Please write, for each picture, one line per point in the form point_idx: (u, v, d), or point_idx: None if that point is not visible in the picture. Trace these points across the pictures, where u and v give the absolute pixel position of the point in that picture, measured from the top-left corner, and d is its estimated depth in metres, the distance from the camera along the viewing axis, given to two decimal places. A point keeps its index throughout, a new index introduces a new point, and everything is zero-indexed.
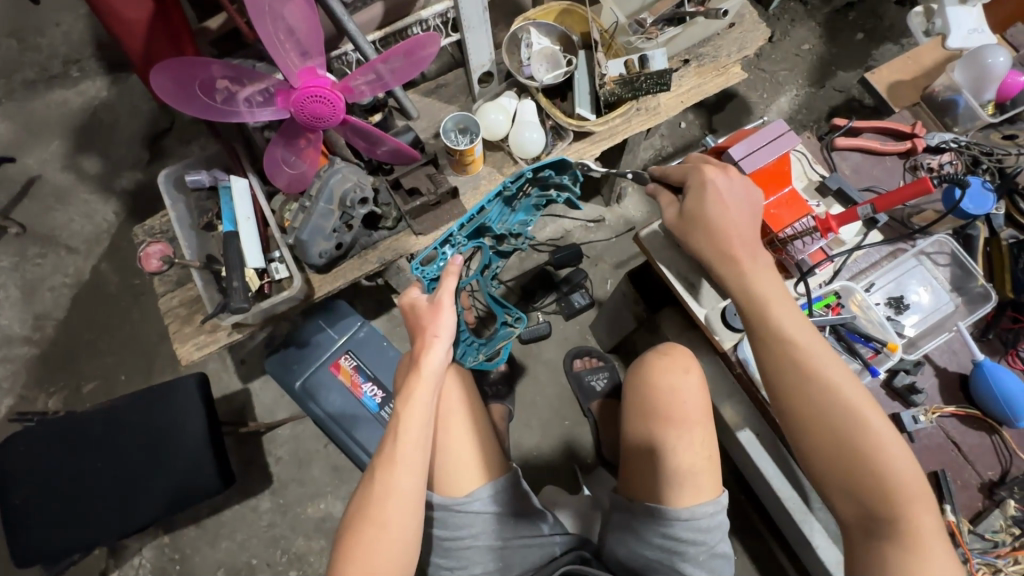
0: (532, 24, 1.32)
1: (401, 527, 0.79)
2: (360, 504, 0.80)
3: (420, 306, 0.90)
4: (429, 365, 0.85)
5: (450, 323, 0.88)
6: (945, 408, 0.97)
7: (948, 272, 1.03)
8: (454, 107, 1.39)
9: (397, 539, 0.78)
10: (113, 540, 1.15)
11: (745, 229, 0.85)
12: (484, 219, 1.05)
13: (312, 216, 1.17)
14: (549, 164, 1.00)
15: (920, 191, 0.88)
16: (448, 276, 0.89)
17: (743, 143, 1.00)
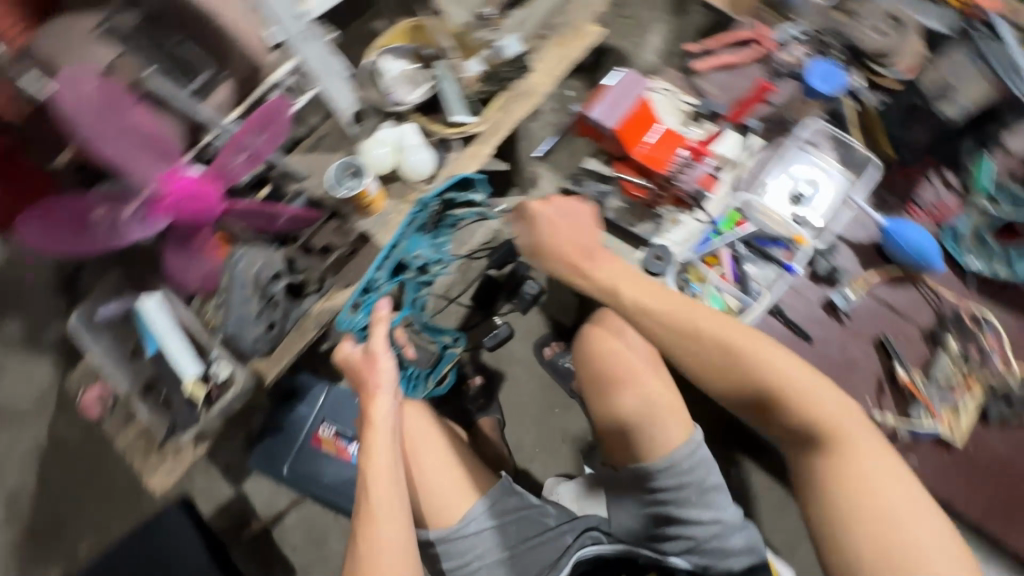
0: (382, 52, 1.32)
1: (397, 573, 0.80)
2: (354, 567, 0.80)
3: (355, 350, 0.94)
4: (381, 414, 0.87)
5: (389, 369, 0.90)
6: (869, 277, 1.00)
7: (834, 153, 1.08)
8: (339, 154, 1.39)
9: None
10: None
11: (584, 235, 0.93)
12: (401, 253, 1.30)
13: (233, 305, 1.17)
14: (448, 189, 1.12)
15: None
16: (377, 323, 0.93)
17: (602, 100, 1.01)
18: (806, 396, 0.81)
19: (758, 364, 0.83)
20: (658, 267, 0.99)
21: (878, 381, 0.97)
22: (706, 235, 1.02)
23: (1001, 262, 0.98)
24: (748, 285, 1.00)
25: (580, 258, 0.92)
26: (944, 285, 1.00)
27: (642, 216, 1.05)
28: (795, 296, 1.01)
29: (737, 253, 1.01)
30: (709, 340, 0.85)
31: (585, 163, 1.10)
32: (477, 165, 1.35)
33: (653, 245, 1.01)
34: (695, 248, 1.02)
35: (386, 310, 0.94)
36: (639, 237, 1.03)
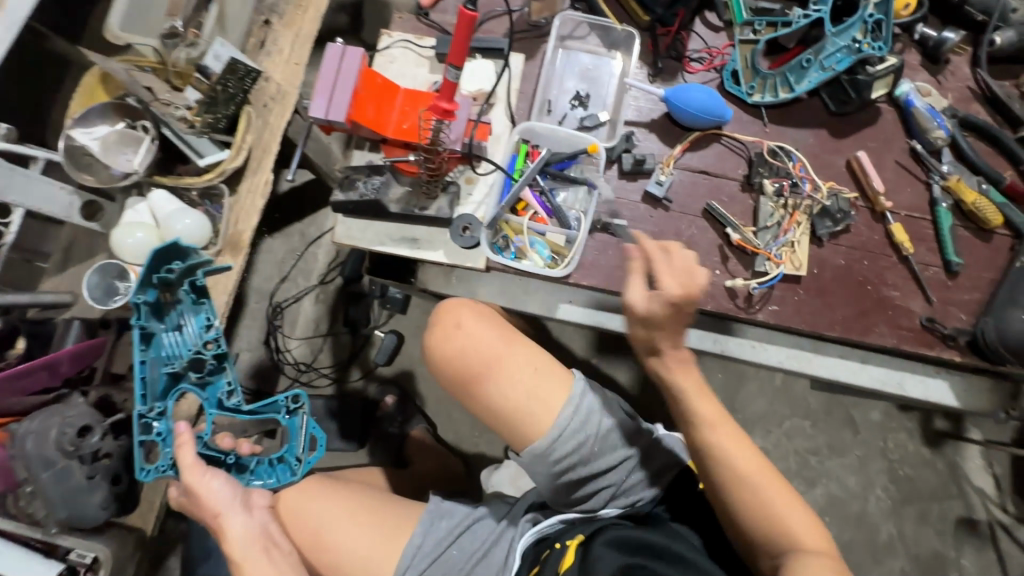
0: (72, 123, 1.07)
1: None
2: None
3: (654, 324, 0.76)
4: (236, 538, 0.81)
5: (219, 490, 0.82)
6: (674, 153, 0.96)
7: (596, 39, 1.01)
8: (100, 255, 1.16)
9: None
10: None
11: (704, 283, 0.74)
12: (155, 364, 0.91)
13: (47, 489, 0.97)
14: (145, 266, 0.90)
15: (468, 22, 0.72)
16: (182, 448, 0.83)
17: (318, 90, 0.86)
18: (765, 496, 0.73)
19: (717, 451, 0.76)
20: (469, 240, 0.91)
21: (719, 249, 0.95)
22: (504, 183, 0.93)
23: (781, 85, 0.96)
24: (565, 216, 0.92)
25: (676, 320, 0.76)
26: (741, 131, 0.98)
27: (432, 193, 0.92)
28: (615, 203, 0.96)
29: (541, 188, 0.93)
30: (759, 486, 0.74)
31: (353, 160, 0.96)
32: (262, 201, 1.16)
33: (458, 215, 0.92)
34: (499, 200, 0.93)
35: (190, 428, 0.86)
36: (438, 216, 0.91)
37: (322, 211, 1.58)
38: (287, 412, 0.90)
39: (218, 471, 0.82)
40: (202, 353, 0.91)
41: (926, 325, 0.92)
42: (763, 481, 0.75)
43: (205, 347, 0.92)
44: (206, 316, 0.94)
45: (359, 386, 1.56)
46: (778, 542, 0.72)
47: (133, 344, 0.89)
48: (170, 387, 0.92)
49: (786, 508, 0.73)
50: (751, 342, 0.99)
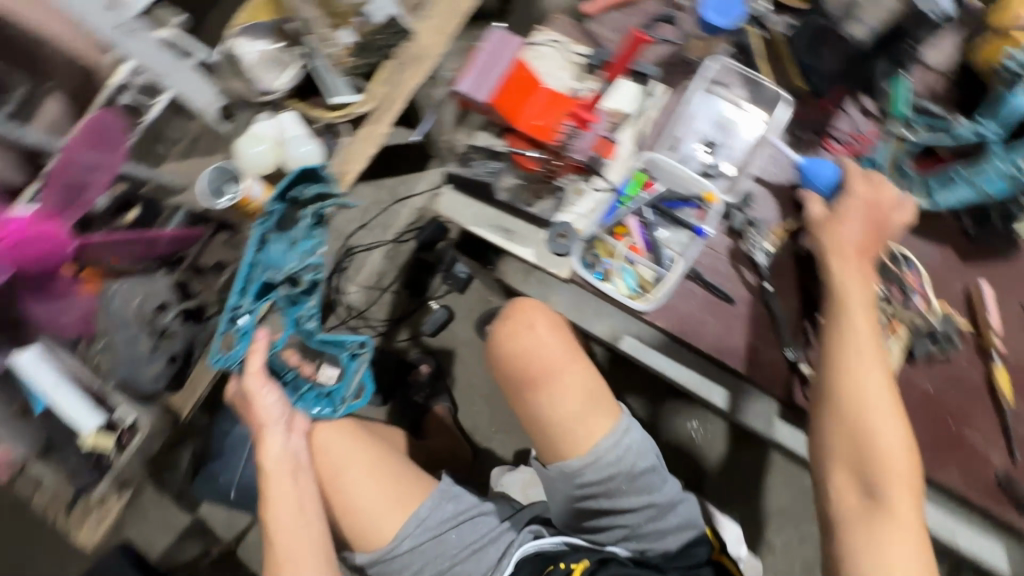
0: (238, 32, 1.15)
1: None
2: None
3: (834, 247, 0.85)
4: (273, 458, 0.83)
5: (270, 404, 0.86)
6: (787, 225, 0.94)
7: (743, 91, 0.99)
8: (218, 156, 1.24)
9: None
10: None
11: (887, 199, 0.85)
12: (261, 267, 0.89)
13: (119, 347, 1.07)
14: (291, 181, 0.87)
15: None
16: (256, 353, 0.86)
17: (471, 69, 0.90)
18: (879, 420, 0.76)
19: (853, 378, 0.78)
20: (561, 247, 0.90)
21: (801, 333, 0.92)
22: (612, 204, 0.93)
23: (920, 189, 0.91)
24: (661, 254, 0.92)
25: (872, 238, 0.84)
26: None
27: (540, 193, 0.95)
28: (711, 256, 0.95)
29: (646, 220, 0.92)
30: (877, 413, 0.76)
31: (473, 139, 0.98)
32: (376, 147, 1.23)
33: (557, 222, 0.91)
34: (601, 220, 0.92)
35: (263, 340, 0.88)
36: (539, 218, 0.92)
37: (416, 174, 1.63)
38: (351, 355, 1.02)
39: (276, 387, 0.87)
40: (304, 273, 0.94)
41: (1002, 483, 0.86)
42: (884, 420, 0.75)
43: (304, 269, 0.94)
44: (314, 243, 0.95)
45: (400, 348, 1.60)
46: (878, 481, 0.75)
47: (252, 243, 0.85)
48: (262, 291, 0.91)
49: (892, 455, 0.75)
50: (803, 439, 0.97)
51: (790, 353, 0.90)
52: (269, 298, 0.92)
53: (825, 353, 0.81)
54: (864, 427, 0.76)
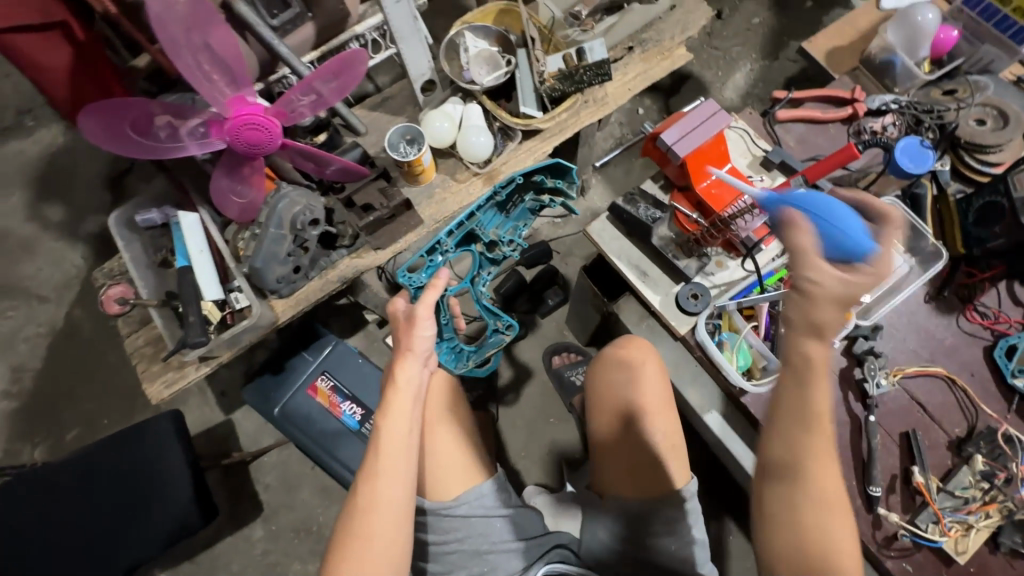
0: (468, 28, 1.31)
1: (389, 541, 0.77)
2: (346, 521, 0.78)
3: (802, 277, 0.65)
4: (404, 378, 0.84)
5: (426, 337, 0.85)
6: (906, 369, 0.96)
7: (900, 233, 1.04)
8: (402, 119, 1.38)
9: (382, 554, 0.76)
10: None
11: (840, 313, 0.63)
12: (474, 224, 1.12)
13: (264, 242, 1.17)
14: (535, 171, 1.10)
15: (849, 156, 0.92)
16: (433, 288, 0.88)
17: (676, 126, 0.99)
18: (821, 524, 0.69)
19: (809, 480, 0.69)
20: (692, 306, 0.98)
21: (891, 477, 0.93)
22: (750, 285, 0.98)
23: None
24: (779, 346, 0.97)
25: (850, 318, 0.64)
26: (982, 399, 0.96)
27: (688, 251, 1.00)
28: None
29: (777, 313, 0.96)
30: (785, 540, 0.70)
31: (642, 185, 1.06)
32: (534, 160, 1.35)
33: (691, 282, 0.99)
34: (733, 296, 0.98)
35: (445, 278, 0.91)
36: (681, 272, 0.99)
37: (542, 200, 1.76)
38: (494, 330, 1.12)
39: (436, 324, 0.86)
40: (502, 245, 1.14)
41: None
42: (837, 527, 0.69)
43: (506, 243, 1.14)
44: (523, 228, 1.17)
45: None
46: None
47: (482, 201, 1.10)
48: (465, 242, 1.14)
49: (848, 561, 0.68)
50: None
51: (875, 489, 0.90)
52: (465, 248, 1.13)
53: (778, 452, 0.70)
54: (807, 488, 0.69)
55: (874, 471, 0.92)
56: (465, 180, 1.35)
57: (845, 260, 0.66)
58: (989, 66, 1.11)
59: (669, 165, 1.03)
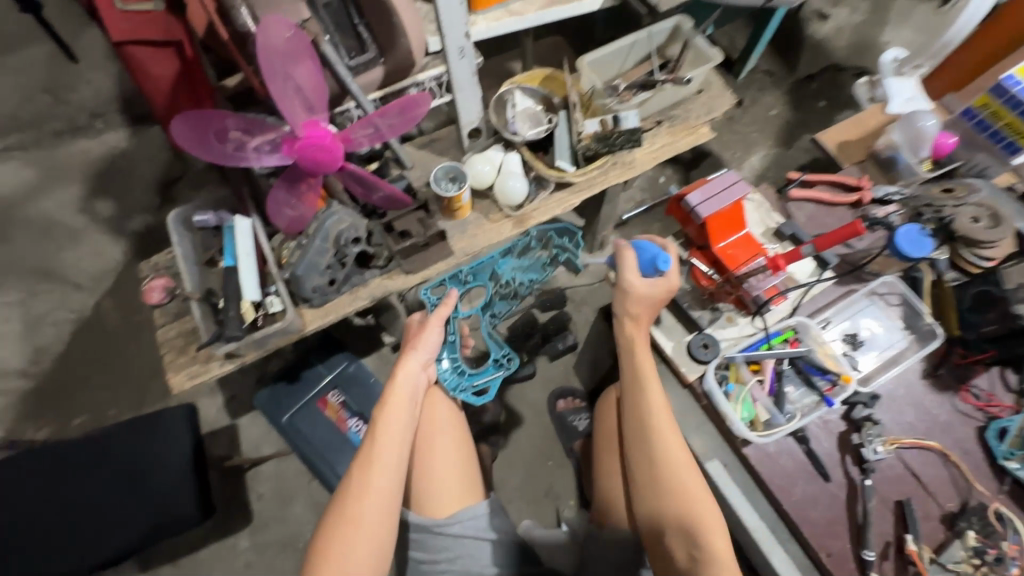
0: (518, 87, 1.47)
1: (375, 525, 0.84)
2: (338, 504, 0.85)
3: (629, 314, 0.99)
4: (405, 373, 0.98)
5: (430, 341, 1.02)
6: (902, 439, 1.01)
7: (899, 311, 1.12)
8: (446, 159, 1.51)
9: (366, 535, 0.83)
10: (91, 566, 1.18)
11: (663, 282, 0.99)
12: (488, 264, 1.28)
13: (309, 252, 1.25)
14: (550, 230, 1.51)
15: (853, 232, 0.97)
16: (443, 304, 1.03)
17: (700, 190, 1.07)
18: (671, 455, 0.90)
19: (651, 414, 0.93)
20: (701, 354, 1.04)
21: (885, 543, 0.95)
22: (757, 341, 1.05)
23: None
24: (784, 403, 1.01)
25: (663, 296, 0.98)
26: (975, 476, 1.00)
27: (702, 304, 1.09)
28: (823, 431, 1.02)
29: (781, 370, 1.03)
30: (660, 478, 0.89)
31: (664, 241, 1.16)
32: (560, 211, 1.47)
33: (703, 333, 1.06)
34: (742, 350, 1.04)
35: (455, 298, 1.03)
36: (694, 322, 1.06)
37: None
38: (495, 362, 1.11)
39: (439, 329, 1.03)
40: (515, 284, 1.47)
41: None
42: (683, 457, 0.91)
43: None
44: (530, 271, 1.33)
45: None
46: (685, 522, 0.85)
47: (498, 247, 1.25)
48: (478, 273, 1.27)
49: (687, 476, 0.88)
50: None
51: (869, 553, 0.92)
52: (480, 279, 1.45)
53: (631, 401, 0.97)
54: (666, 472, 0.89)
55: (869, 535, 0.94)
56: (497, 221, 1.46)
57: (659, 271, 0.99)
58: (983, 171, 1.24)
59: (690, 225, 1.11)
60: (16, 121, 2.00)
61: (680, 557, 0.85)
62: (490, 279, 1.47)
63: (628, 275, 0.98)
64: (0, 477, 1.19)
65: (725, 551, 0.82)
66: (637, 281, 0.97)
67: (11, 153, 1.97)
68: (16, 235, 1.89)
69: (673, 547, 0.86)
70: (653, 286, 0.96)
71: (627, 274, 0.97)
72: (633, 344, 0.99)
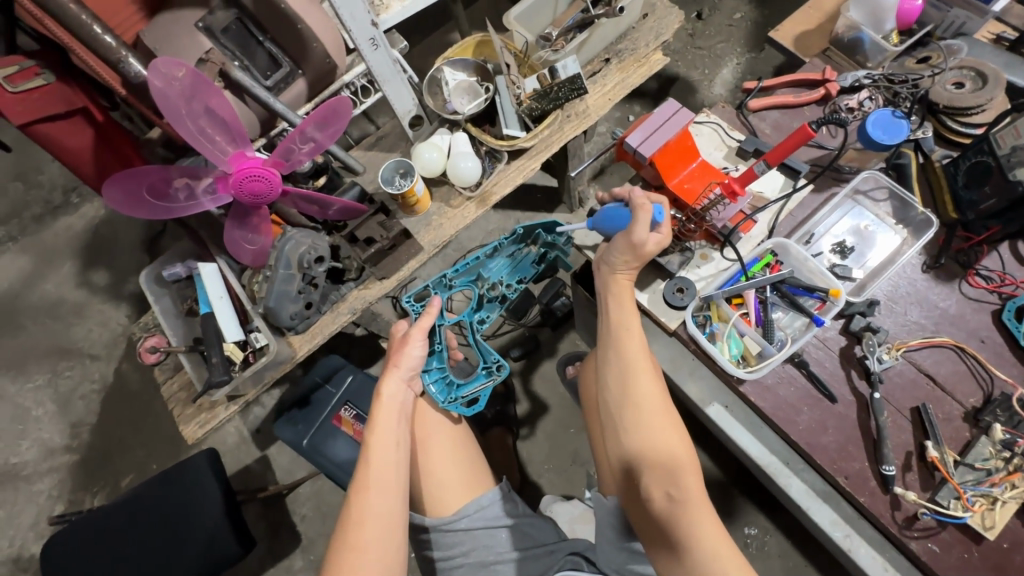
0: (446, 63, 1.40)
1: (380, 547, 0.81)
2: (339, 530, 0.83)
3: (618, 267, 0.92)
4: (389, 390, 0.93)
5: (415, 356, 0.97)
6: (909, 342, 0.94)
7: (889, 206, 1.03)
8: (396, 155, 1.46)
9: (375, 559, 0.80)
10: None
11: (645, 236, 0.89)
12: (481, 268, 1.15)
13: (275, 282, 1.25)
14: (536, 226, 1.14)
15: (803, 139, 0.88)
16: (428, 315, 0.99)
17: (638, 130, 1.03)
18: (656, 422, 0.85)
19: (635, 381, 0.87)
20: (678, 300, 0.99)
21: (907, 454, 0.90)
22: (734, 274, 0.99)
23: None
24: (773, 332, 0.95)
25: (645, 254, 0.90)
26: (995, 364, 0.93)
27: (671, 247, 1.02)
28: (822, 351, 0.96)
29: (765, 297, 0.96)
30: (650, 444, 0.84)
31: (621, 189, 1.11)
32: (523, 178, 1.41)
33: (676, 277, 1.00)
34: (720, 286, 0.99)
35: (439, 305, 1.01)
36: (665, 269, 1.01)
37: (543, 214, 1.81)
38: (484, 369, 1.03)
39: (422, 343, 0.97)
40: (501, 284, 1.15)
41: None
42: (669, 423, 0.85)
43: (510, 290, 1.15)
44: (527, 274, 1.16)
45: None
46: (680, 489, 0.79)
47: (488, 247, 1.14)
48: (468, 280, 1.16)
49: (678, 442, 0.84)
50: (883, 565, 0.90)
51: (888, 467, 0.87)
52: (464, 283, 1.14)
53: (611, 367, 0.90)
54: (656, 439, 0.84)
55: (885, 449, 0.89)
56: (459, 205, 1.41)
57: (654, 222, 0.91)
58: (962, 28, 1.11)
59: (643, 168, 1.05)
60: None
61: (656, 500, 0.80)
62: (476, 284, 1.15)
63: (642, 231, 0.88)
64: (50, 552, 1.23)
65: (700, 490, 0.79)
66: (651, 238, 0.89)
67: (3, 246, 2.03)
68: (26, 323, 1.96)
69: (650, 490, 0.81)
70: (659, 242, 0.90)
71: (645, 231, 0.87)
72: (610, 292, 0.94)
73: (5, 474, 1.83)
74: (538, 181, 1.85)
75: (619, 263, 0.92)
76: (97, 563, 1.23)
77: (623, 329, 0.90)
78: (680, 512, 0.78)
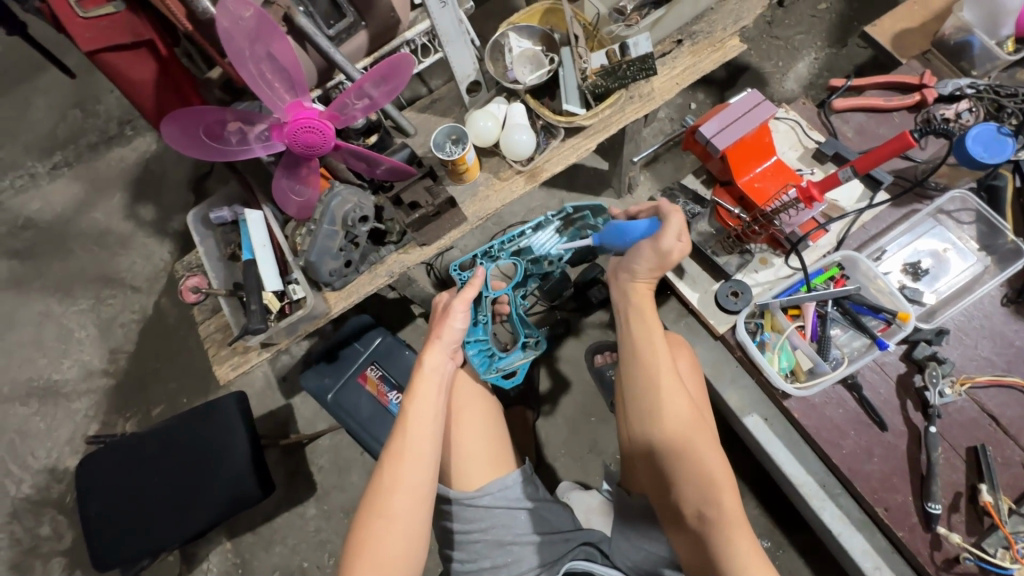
0: (512, 28, 1.33)
1: (410, 518, 0.82)
2: (370, 496, 0.84)
3: (640, 275, 0.91)
4: (431, 361, 0.93)
5: (456, 330, 0.95)
6: (976, 378, 0.88)
7: (974, 230, 0.95)
8: (448, 120, 1.42)
9: (404, 530, 0.81)
10: (178, 542, 1.29)
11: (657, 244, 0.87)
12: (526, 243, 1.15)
13: (318, 237, 1.24)
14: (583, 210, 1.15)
15: (902, 146, 0.82)
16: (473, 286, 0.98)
17: (715, 119, 0.96)
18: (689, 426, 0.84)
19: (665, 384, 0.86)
20: (731, 304, 0.96)
21: (955, 494, 0.86)
22: (795, 284, 0.94)
23: None
24: (828, 349, 0.90)
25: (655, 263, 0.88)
26: None
27: (730, 248, 0.98)
28: (877, 375, 0.92)
29: (824, 312, 0.91)
30: (683, 449, 0.83)
31: (683, 179, 1.07)
32: (576, 157, 1.36)
33: (732, 281, 0.97)
34: (777, 294, 0.95)
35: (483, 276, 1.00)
36: (720, 269, 0.98)
37: (588, 197, 1.76)
38: (523, 343, 1.08)
39: (464, 314, 0.96)
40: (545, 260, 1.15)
41: None
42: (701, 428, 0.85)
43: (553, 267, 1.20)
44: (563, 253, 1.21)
45: None
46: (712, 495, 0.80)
47: (534, 222, 1.14)
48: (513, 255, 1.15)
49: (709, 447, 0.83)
50: None
51: (934, 506, 0.84)
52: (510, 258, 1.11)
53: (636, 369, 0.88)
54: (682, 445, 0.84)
55: (933, 486, 0.85)
56: (508, 178, 1.37)
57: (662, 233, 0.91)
58: None
59: (711, 160, 1.01)
60: (56, 141, 2.09)
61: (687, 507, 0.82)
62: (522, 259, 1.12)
63: (670, 238, 0.86)
64: (84, 472, 1.29)
65: (732, 497, 0.80)
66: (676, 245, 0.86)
67: (58, 171, 2.09)
68: (75, 248, 2.03)
69: (683, 494, 0.82)
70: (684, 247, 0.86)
71: (674, 241, 0.85)
72: (634, 301, 0.92)
73: (47, 389, 1.92)
74: (587, 162, 1.79)
75: (642, 271, 0.90)
76: (127, 488, 1.29)
77: (645, 339, 0.88)
78: (710, 523, 0.79)
